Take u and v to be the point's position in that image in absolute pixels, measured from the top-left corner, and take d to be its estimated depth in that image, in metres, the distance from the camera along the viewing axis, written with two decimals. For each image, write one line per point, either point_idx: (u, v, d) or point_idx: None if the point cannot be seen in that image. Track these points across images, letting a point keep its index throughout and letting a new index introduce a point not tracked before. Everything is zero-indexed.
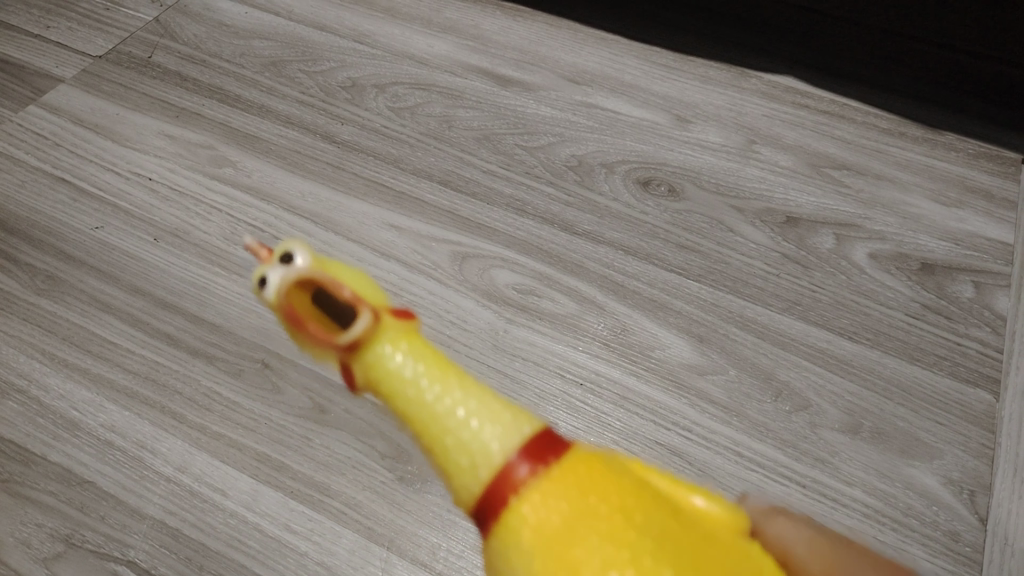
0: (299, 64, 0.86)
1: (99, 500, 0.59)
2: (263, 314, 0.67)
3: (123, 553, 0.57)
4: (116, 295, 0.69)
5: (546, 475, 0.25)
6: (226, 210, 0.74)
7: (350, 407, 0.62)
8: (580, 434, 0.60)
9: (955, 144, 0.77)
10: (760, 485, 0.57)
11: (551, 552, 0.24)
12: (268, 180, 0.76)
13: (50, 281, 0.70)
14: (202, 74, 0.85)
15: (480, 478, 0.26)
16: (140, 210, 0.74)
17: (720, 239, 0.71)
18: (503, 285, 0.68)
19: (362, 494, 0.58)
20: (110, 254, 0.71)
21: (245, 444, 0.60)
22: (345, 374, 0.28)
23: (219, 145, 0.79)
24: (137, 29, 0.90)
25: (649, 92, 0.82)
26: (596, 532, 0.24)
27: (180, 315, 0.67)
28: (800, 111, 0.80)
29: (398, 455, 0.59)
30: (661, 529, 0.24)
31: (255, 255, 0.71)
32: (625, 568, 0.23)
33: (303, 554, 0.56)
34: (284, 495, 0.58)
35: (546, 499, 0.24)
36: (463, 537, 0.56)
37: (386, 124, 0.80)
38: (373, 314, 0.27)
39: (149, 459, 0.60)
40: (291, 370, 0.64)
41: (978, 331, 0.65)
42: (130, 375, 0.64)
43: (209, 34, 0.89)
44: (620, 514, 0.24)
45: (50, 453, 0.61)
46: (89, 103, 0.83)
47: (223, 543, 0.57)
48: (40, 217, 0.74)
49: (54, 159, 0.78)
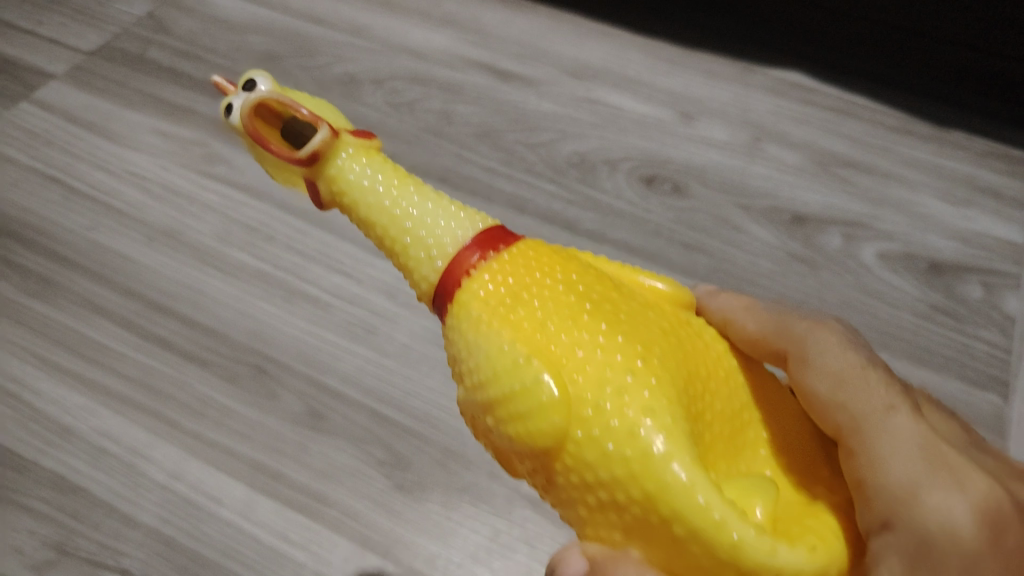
0: (295, 59, 0.84)
1: (91, 508, 0.57)
2: (258, 318, 0.65)
3: (117, 562, 0.55)
4: (109, 297, 0.67)
5: (497, 257, 0.29)
6: (220, 209, 0.72)
7: (348, 412, 0.60)
8: None
9: (963, 142, 0.75)
10: None
11: (500, 312, 0.28)
12: (263, 178, 0.74)
13: (42, 282, 0.68)
14: (196, 69, 0.83)
15: (438, 266, 0.30)
16: (133, 209, 0.73)
17: (725, 238, 0.70)
18: None
19: (360, 502, 0.56)
20: (103, 255, 0.70)
21: (240, 450, 0.59)
22: (311, 190, 0.33)
23: (212, 142, 0.77)
24: (130, 23, 0.88)
25: (652, 87, 0.81)
26: (539, 296, 0.28)
27: (174, 318, 0.66)
28: (807, 108, 0.78)
29: (396, 462, 0.58)
30: (598, 295, 0.29)
31: (249, 255, 0.69)
32: (563, 321, 0.28)
33: (299, 564, 0.55)
34: (280, 502, 0.57)
35: (497, 274, 0.29)
36: (463, 546, 0.55)
37: (384, 121, 0.78)
38: (331, 128, 0.31)
39: (142, 466, 0.59)
40: (287, 375, 0.62)
41: (987, 333, 0.63)
42: (123, 379, 0.63)
43: (203, 29, 0.87)
44: (564, 285, 0.29)
45: (41, 458, 0.59)
46: (81, 100, 0.81)
47: (218, 552, 0.55)
48: (32, 216, 0.73)
49: (45, 157, 0.77)
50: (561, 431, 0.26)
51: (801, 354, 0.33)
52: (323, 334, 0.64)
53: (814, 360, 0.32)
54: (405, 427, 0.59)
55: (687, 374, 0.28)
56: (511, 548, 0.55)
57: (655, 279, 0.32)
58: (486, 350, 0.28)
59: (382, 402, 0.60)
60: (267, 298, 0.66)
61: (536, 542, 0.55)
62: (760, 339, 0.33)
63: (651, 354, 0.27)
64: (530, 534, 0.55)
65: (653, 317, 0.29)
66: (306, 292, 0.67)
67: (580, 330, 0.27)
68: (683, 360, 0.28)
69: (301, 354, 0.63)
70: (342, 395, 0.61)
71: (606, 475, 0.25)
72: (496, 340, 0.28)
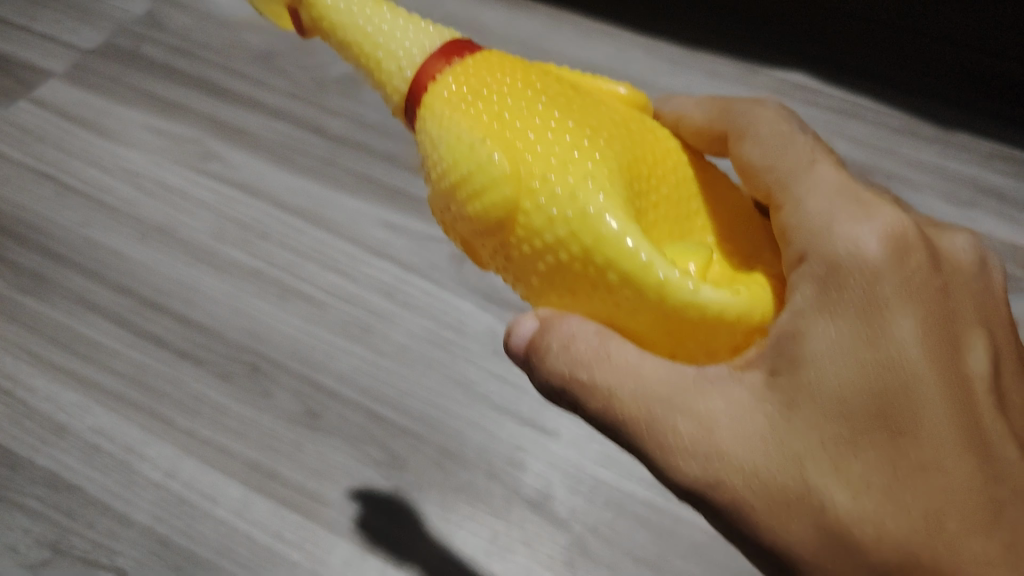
0: (293, 57, 0.83)
1: (85, 507, 0.57)
2: (254, 316, 0.65)
3: (112, 561, 0.55)
4: (104, 295, 0.67)
5: (460, 61, 0.31)
6: (217, 207, 0.72)
7: (344, 412, 0.60)
8: (583, 441, 0.58)
9: (966, 144, 0.75)
10: None
11: (462, 105, 0.30)
12: (261, 176, 0.74)
13: (38, 280, 0.68)
14: (193, 66, 0.83)
15: (406, 75, 0.31)
16: (130, 207, 0.72)
17: None
18: (503, 285, 0.66)
19: (357, 502, 0.56)
20: (99, 252, 0.69)
21: (235, 449, 0.58)
22: (294, 20, 0.34)
23: (210, 140, 0.76)
24: (127, 21, 0.87)
25: (653, 86, 0.80)
26: (497, 90, 0.30)
27: (170, 316, 0.65)
28: (809, 108, 0.78)
29: (393, 462, 0.58)
30: (554, 90, 0.31)
31: (245, 253, 0.69)
32: (519, 109, 0.30)
33: (295, 564, 0.54)
34: (276, 502, 0.56)
35: (459, 73, 0.31)
36: (460, 547, 0.55)
37: (382, 120, 0.78)
38: None
39: (137, 465, 0.58)
40: (284, 374, 0.62)
41: None
42: (117, 377, 0.62)
43: (201, 27, 0.86)
44: (523, 83, 0.30)
45: (35, 457, 0.59)
46: (78, 97, 0.80)
47: (213, 551, 0.55)
48: (28, 213, 0.72)
49: (41, 154, 0.76)
50: (512, 202, 0.28)
51: (740, 134, 0.36)
52: (319, 333, 0.64)
53: (752, 139, 0.36)
54: (402, 426, 0.59)
55: (632, 160, 0.30)
56: (509, 549, 0.54)
57: (616, 85, 0.34)
58: (445, 139, 0.30)
59: (379, 401, 0.60)
60: (263, 296, 0.66)
61: (535, 543, 0.54)
62: (706, 128, 0.36)
63: (598, 136, 0.29)
64: (528, 535, 0.55)
65: (606, 111, 0.31)
66: (303, 291, 0.66)
67: (535, 117, 0.29)
68: (629, 148, 0.30)
69: (298, 352, 0.63)
70: (339, 395, 0.60)
71: (551, 237, 0.28)
72: (457, 129, 0.29)
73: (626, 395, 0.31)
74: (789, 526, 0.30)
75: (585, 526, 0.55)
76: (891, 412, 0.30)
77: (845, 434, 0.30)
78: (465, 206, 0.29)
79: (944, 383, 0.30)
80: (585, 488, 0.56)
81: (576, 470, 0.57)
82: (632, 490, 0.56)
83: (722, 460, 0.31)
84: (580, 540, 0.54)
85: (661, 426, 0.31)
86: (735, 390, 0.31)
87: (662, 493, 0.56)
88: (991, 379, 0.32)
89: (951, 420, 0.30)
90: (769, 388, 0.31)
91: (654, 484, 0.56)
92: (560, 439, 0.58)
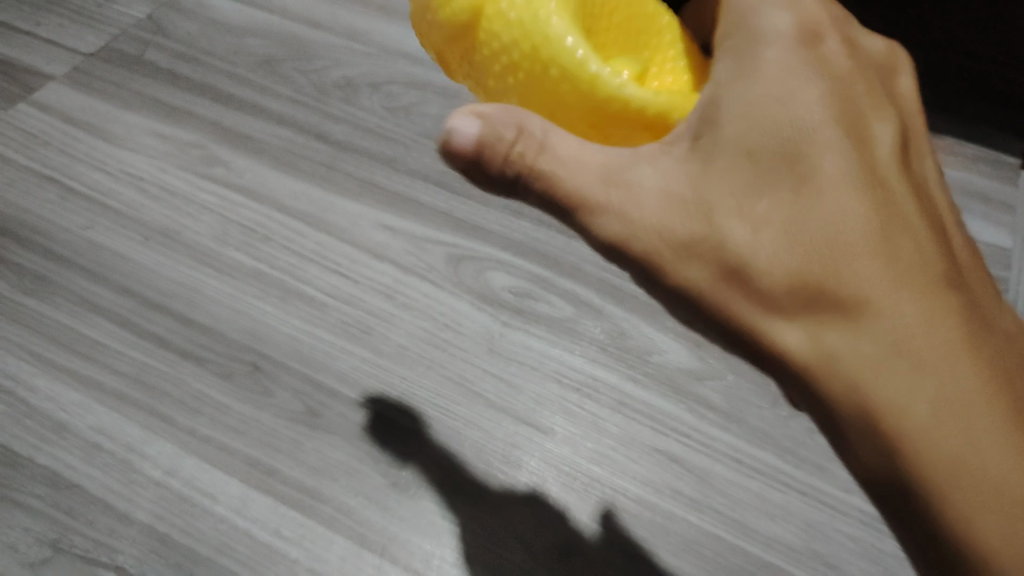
0: (293, 62, 0.85)
1: (86, 505, 0.57)
2: (255, 317, 0.66)
3: (112, 558, 0.55)
4: (106, 296, 0.67)
5: None
6: (217, 210, 0.73)
7: (343, 411, 0.61)
8: (576, 439, 0.59)
9: (952, 149, 0.76)
10: (758, 492, 0.57)
11: None
12: (261, 180, 0.75)
13: (39, 281, 0.68)
14: (194, 71, 0.84)
15: None
16: (132, 209, 0.73)
17: None
18: (499, 288, 0.67)
19: (355, 499, 0.57)
20: (100, 254, 0.70)
21: (236, 448, 0.59)
22: None
23: (210, 144, 0.78)
24: (129, 26, 0.88)
25: None
26: None
27: (171, 317, 0.66)
28: None
29: (391, 461, 0.58)
30: None
31: (246, 255, 0.70)
32: None
33: (294, 561, 0.55)
34: (275, 500, 0.57)
35: None
36: (457, 544, 0.55)
37: (381, 124, 0.79)
38: None
39: (138, 463, 0.59)
40: (283, 374, 0.63)
41: None
42: (119, 377, 0.63)
43: (202, 32, 0.88)
44: None
45: (37, 455, 0.59)
46: (80, 101, 0.81)
47: (213, 548, 0.55)
48: (30, 216, 0.73)
49: (43, 158, 0.77)
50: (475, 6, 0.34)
51: None
52: (319, 334, 0.65)
53: None
54: (400, 425, 0.60)
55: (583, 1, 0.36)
56: (505, 546, 0.55)
57: None
58: None
59: (378, 401, 0.61)
60: (263, 297, 0.67)
61: (530, 540, 0.55)
62: None
63: None
64: (523, 532, 0.55)
65: None
66: (303, 292, 0.67)
67: None
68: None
69: (298, 353, 0.64)
70: (339, 394, 0.61)
71: (504, 40, 0.33)
72: None
73: (573, 186, 0.36)
74: (690, 266, 0.37)
75: (579, 523, 0.56)
76: (792, 164, 0.36)
77: (752, 182, 0.36)
78: (434, 11, 0.34)
79: (827, 139, 0.37)
80: (578, 485, 0.57)
81: (570, 467, 0.58)
82: (625, 486, 0.57)
83: (646, 220, 0.37)
84: (574, 537, 0.55)
85: (598, 195, 0.36)
86: (662, 161, 0.36)
87: (654, 491, 0.57)
88: (888, 146, 0.39)
89: (834, 173, 0.37)
90: (693, 158, 0.36)
91: (646, 480, 0.57)
92: (554, 437, 0.60)
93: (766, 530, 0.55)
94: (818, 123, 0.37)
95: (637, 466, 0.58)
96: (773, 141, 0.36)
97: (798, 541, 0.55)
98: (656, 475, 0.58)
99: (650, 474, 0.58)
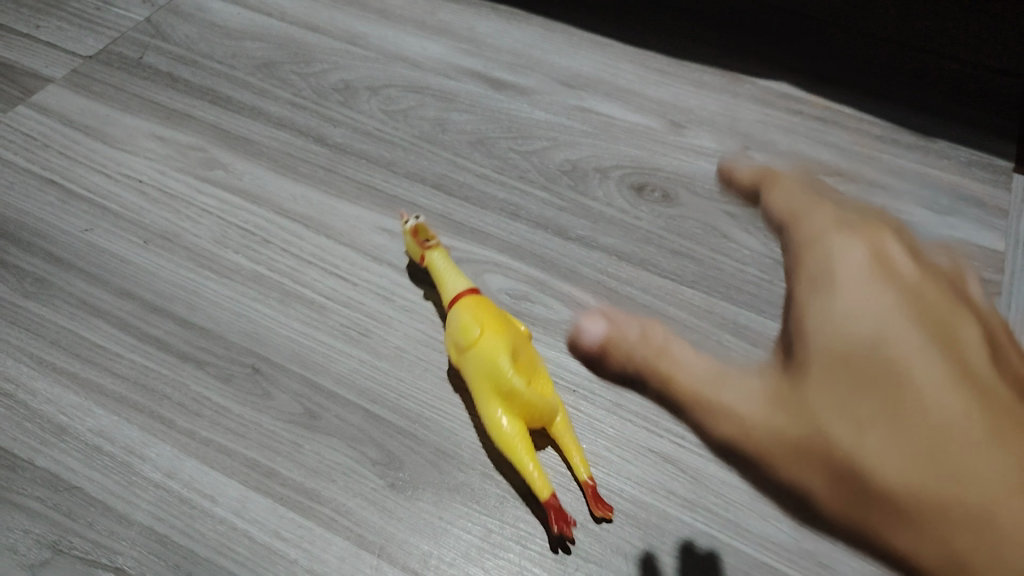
0: (291, 65, 0.85)
1: (86, 507, 0.58)
2: (254, 320, 0.66)
3: (112, 560, 0.55)
4: (106, 299, 0.68)
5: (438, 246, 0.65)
6: (216, 213, 0.73)
7: (342, 413, 0.61)
8: None
9: (947, 151, 0.76)
10: (753, 493, 0.57)
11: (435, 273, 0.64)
12: (259, 183, 0.75)
13: (39, 284, 0.69)
14: (193, 75, 0.84)
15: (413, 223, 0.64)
16: (131, 212, 0.74)
17: (713, 245, 0.71)
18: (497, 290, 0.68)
19: (353, 501, 0.57)
20: (100, 257, 0.71)
21: (235, 450, 0.60)
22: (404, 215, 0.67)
23: (210, 147, 0.78)
24: (128, 29, 0.89)
25: (643, 97, 0.82)
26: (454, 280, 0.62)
27: (170, 320, 0.67)
28: (794, 118, 0.80)
29: (389, 462, 0.59)
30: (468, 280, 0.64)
31: (245, 258, 0.70)
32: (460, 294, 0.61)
33: (292, 562, 0.55)
34: (274, 501, 0.57)
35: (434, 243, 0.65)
36: (454, 545, 0.55)
37: (379, 128, 0.80)
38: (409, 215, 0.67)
39: (137, 465, 0.59)
40: (283, 376, 0.63)
41: None
42: (118, 380, 0.63)
43: (201, 35, 0.88)
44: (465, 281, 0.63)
45: (37, 458, 0.60)
46: (79, 104, 0.82)
47: (212, 550, 0.56)
48: (30, 219, 0.73)
49: (43, 161, 0.77)
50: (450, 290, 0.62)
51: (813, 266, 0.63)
52: (317, 336, 0.65)
53: (806, 259, 0.65)
54: (398, 427, 0.61)
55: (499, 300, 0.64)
56: (502, 547, 0.55)
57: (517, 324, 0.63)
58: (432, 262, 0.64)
59: (376, 403, 0.62)
60: (263, 300, 0.68)
61: (526, 541, 0.55)
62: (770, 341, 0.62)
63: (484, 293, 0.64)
64: (520, 533, 0.56)
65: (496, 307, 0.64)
66: (302, 295, 0.68)
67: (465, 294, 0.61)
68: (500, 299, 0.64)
69: (297, 355, 0.64)
70: (337, 396, 0.62)
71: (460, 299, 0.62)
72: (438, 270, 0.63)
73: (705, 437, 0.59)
74: (804, 470, 0.55)
75: (576, 523, 0.56)
76: (890, 413, 0.52)
77: (795, 434, 0.55)
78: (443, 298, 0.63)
79: (910, 352, 0.53)
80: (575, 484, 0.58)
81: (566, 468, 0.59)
82: (621, 487, 0.58)
83: (744, 428, 0.58)
84: (570, 537, 0.56)
85: (716, 428, 0.59)
86: (744, 400, 0.59)
87: (649, 491, 0.58)
88: (912, 350, 0.53)
89: (926, 376, 0.52)
90: (780, 400, 0.57)
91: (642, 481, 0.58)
92: None
93: (760, 530, 0.56)
94: (891, 308, 0.56)
95: (632, 467, 0.59)
96: (856, 365, 0.54)
97: (793, 542, 0.55)
98: (651, 475, 0.58)
99: (646, 475, 0.58)
